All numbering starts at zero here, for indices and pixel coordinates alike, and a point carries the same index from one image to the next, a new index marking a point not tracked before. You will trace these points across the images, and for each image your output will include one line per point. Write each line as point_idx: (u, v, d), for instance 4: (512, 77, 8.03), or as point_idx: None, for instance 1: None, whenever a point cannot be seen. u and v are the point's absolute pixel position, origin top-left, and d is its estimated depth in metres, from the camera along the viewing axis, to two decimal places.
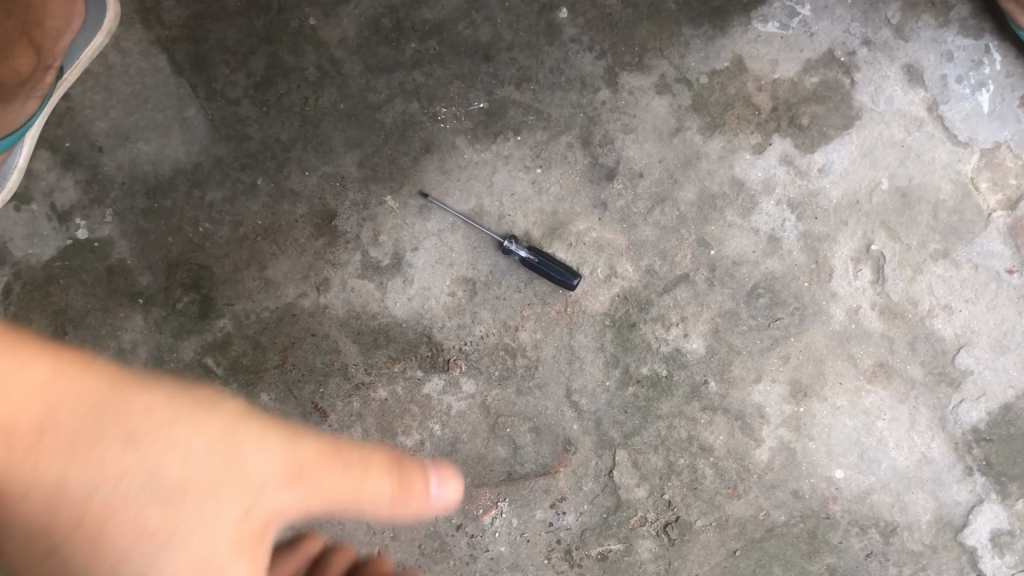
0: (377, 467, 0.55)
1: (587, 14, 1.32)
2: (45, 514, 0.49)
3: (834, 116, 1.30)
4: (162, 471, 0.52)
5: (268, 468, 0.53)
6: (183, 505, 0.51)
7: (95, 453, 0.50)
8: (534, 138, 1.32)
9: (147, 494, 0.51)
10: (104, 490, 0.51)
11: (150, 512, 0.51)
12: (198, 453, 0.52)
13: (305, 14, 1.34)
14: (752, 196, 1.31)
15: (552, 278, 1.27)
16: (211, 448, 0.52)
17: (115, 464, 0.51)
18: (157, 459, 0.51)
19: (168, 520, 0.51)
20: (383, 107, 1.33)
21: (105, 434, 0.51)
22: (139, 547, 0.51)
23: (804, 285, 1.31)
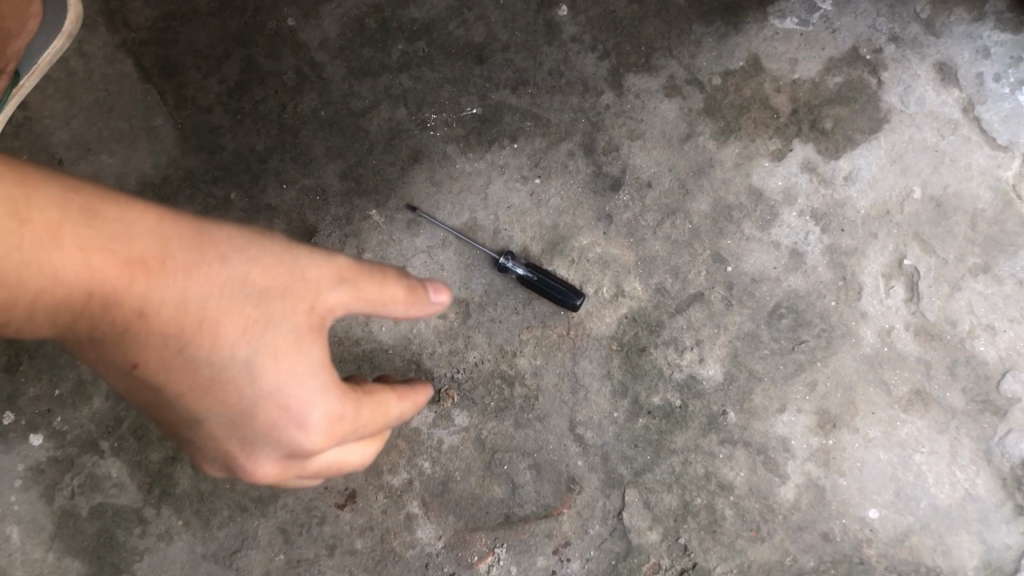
0: (394, 276, 0.77)
1: (588, 11, 1.22)
2: (171, 316, 0.69)
3: (859, 119, 1.19)
4: (249, 280, 0.72)
5: (326, 268, 0.75)
6: (273, 300, 0.72)
7: (199, 271, 0.70)
8: (532, 146, 1.21)
9: (243, 297, 0.71)
10: (210, 297, 0.70)
11: (247, 306, 0.71)
12: (264, 268, 0.73)
13: (282, 14, 1.24)
14: (772, 207, 1.19)
15: (552, 298, 1.15)
16: (283, 269, 0.74)
17: (214, 277, 0.71)
18: (246, 276, 0.72)
19: (263, 312, 0.72)
20: (367, 114, 1.22)
21: (203, 256, 0.71)
22: (251, 333, 0.71)
23: (831, 304, 1.19)
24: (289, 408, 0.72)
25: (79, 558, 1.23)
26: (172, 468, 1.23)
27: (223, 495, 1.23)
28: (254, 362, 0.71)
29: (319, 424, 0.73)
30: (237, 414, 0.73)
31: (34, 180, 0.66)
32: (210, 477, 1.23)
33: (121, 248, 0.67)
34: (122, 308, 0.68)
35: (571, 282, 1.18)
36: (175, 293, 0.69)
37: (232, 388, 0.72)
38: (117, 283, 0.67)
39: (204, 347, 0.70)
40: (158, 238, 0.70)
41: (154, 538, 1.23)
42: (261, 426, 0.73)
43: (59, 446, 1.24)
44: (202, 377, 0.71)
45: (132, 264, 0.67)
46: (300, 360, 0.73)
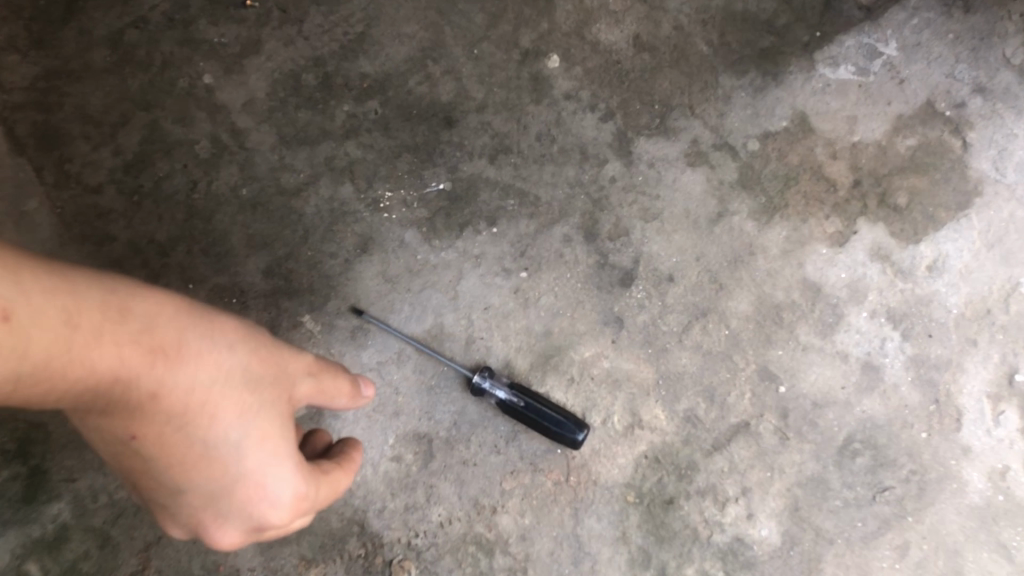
0: (335, 368, 0.63)
1: (586, 62, 0.95)
2: (177, 404, 0.51)
3: (942, 191, 0.91)
4: (251, 366, 0.55)
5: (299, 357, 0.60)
6: (272, 387, 0.55)
7: (212, 354, 0.53)
8: (516, 231, 0.93)
9: (246, 381, 0.54)
10: (219, 381, 0.52)
11: (250, 390, 0.54)
12: (260, 351, 0.56)
13: (198, 70, 0.97)
14: (834, 307, 0.90)
15: (543, 430, 0.85)
16: (273, 357, 0.57)
17: (218, 359, 0.53)
18: (250, 362, 0.55)
19: (261, 396, 0.54)
20: (302, 193, 0.94)
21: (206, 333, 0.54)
22: (248, 415, 0.53)
23: (921, 436, 0.88)
24: (269, 495, 0.53)
25: None
26: None
27: None
28: (247, 445, 0.53)
29: (292, 505, 0.54)
30: (211, 500, 0.53)
31: (65, 270, 0.50)
32: None
33: (142, 332, 0.50)
34: (129, 401, 0.50)
35: (571, 411, 0.87)
36: (187, 379, 0.51)
37: (219, 472, 0.53)
38: (137, 375, 0.50)
39: (198, 431, 0.52)
40: (173, 320, 0.53)
41: None
42: (235, 514, 0.54)
43: None
44: (186, 461, 0.52)
45: (154, 349, 0.50)
46: (285, 443, 0.54)
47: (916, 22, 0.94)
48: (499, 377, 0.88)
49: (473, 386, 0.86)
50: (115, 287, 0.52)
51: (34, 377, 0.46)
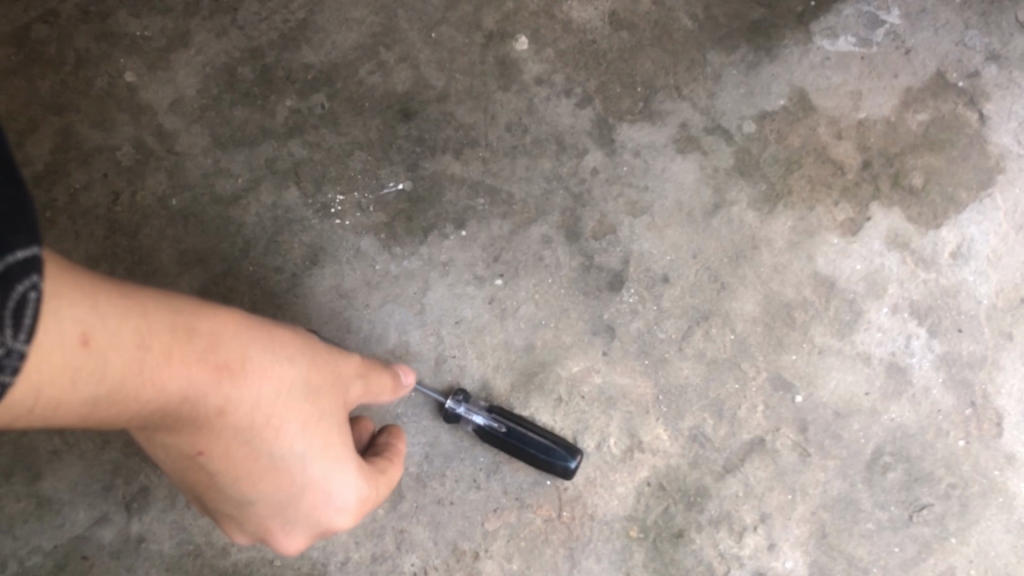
0: (373, 363, 0.64)
1: (557, 43, 0.85)
2: (244, 421, 0.50)
3: (961, 170, 0.82)
4: (311, 378, 0.54)
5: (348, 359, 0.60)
6: (328, 393, 0.55)
7: (273, 367, 0.52)
8: (488, 233, 0.81)
9: (307, 394, 0.53)
10: (284, 395, 0.52)
11: (312, 403, 0.54)
12: (310, 357, 0.55)
13: (117, 67, 0.85)
14: (851, 303, 0.80)
15: (529, 460, 0.73)
16: (329, 364, 0.57)
17: (278, 371, 0.52)
18: (308, 373, 0.54)
19: (324, 408, 0.55)
20: (240, 200, 0.82)
21: (264, 345, 0.52)
22: (312, 427, 0.53)
23: (958, 445, 0.77)
24: (334, 502, 0.55)
25: None
26: None
27: None
28: (311, 457, 0.54)
29: (355, 507, 0.57)
30: (277, 507, 0.55)
31: (131, 288, 0.46)
32: None
33: (209, 350, 0.48)
34: (197, 419, 0.49)
35: (559, 434, 0.75)
36: (255, 396, 0.50)
37: (285, 484, 0.54)
38: (205, 394, 0.48)
39: (264, 445, 0.52)
40: (233, 334, 0.51)
41: None
42: (300, 520, 0.56)
43: None
44: (252, 473, 0.53)
45: (221, 368, 0.48)
46: (345, 452, 0.56)
47: None
48: (474, 399, 0.76)
49: (444, 414, 0.74)
50: (175, 298, 0.49)
51: (109, 401, 0.43)
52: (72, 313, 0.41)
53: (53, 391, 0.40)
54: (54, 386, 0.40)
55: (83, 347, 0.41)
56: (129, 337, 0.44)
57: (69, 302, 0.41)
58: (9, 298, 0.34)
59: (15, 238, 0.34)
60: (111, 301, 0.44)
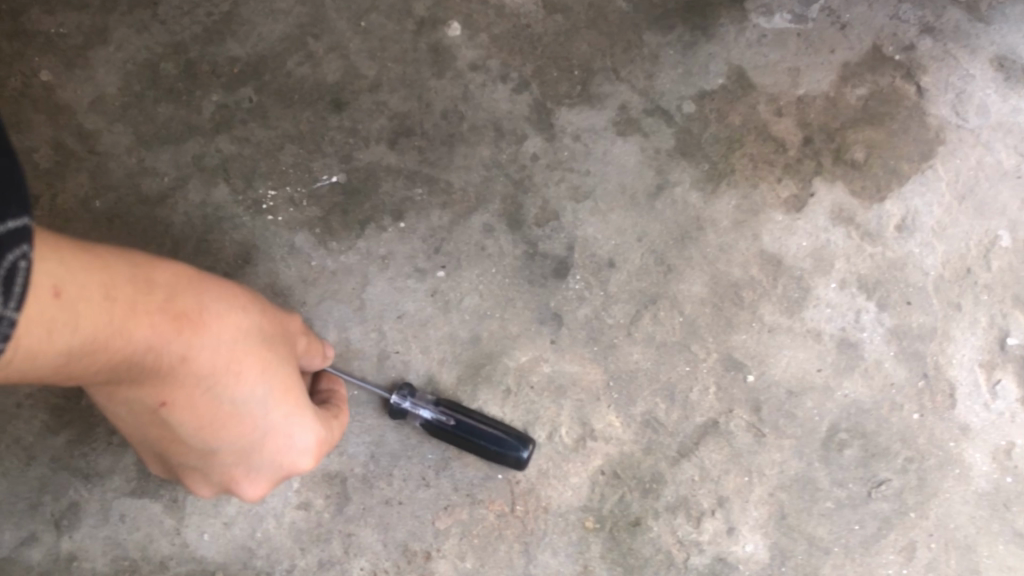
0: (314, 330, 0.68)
1: (491, 28, 0.83)
2: (207, 369, 0.52)
3: (903, 143, 0.81)
4: (264, 325, 0.57)
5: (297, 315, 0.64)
6: (282, 341, 0.58)
7: (228, 316, 0.54)
8: (427, 224, 0.79)
9: (261, 342, 0.56)
10: (240, 340, 0.54)
11: (268, 349, 0.56)
12: (261, 307, 0.58)
13: (32, 66, 0.82)
14: (799, 280, 0.78)
15: (481, 452, 0.70)
16: (278, 316, 0.60)
17: (233, 318, 0.54)
18: (259, 322, 0.57)
19: (280, 355, 0.57)
20: (166, 200, 0.79)
21: (217, 296, 0.55)
22: (271, 374, 0.56)
23: (913, 418, 0.76)
24: (297, 446, 0.58)
25: None
26: None
27: None
28: (272, 402, 0.56)
29: (315, 450, 0.59)
30: (243, 457, 0.57)
31: (90, 245, 0.49)
32: None
33: (167, 301, 0.51)
34: (162, 368, 0.51)
35: (513, 425, 0.73)
36: (213, 342, 0.52)
37: (250, 432, 0.56)
38: (167, 341, 0.50)
39: (225, 392, 0.54)
40: (186, 287, 0.53)
41: None
42: (266, 466, 0.58)
43: None
44: (216, 423, 0.55)
45: (180, 317, 0.51)
46: (304, 397, 0.58)
47: None
48: (422, 393, 0.73)
49: (391, 410, 0.72)
50: (130, 255, 0.51)
51: (81, 350, 0.46)
52: (41, 266, 0.43)
53: (29, 339, 0.42)
54: (33, 335, 0.42)
55: (55, 297, 0.43)
56: (92, 287, 0.46)
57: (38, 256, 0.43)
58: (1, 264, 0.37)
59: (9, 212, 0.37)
60: (74, 255, 0.46)
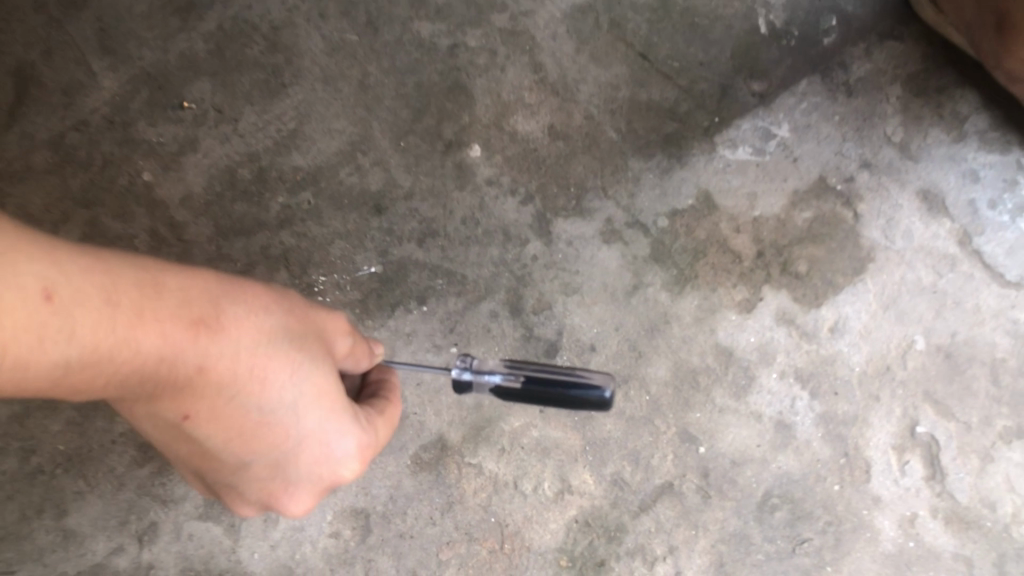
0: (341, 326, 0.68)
1: (505, 150, 1.02)
2: (225, 373, 0.58)
3: (839, 259, 0.98)
4: (288, 328, 0.62)
5: (336, 316, 0.68)
6: (310, 342, 0.62)
7: (245, 320, 0.59)
8: (445, 309, 0.97)
9: (284, 341, 0.60)
10: (261, 345, 0.59)
11: (290, 348, 0.61)
12: (281, 311, 0.62)
13: (137, 168, 1.02)
14: (746, 369, 0.96)
15: (561, 399, 0.67)
16: (308, 318, 0.64)
17: (247, 322, 0.59)
18: (283, 323, 0.62)
19: (308, 355, 0.61)
20: (238, 281, 0.98)
21: (234, 302, 0.60)
22: (299, 379, 0.60)
23: (834, 488, 0.93)
24: (331, 449, 0.63)
25: None
26: None
27: None
28: (300, 405, 0.61)
29: (352, 452, 0.64)
30: (281, 464, 0.63)
31: (102, 255, 0.55)
32: None
33: (181, 309, 0.56)
34: (182, 377, 0.57)
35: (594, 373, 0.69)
36: (230, 349, 0.58)
37: (280, 436, 0.61)
38: (182, 348, 0.56)
39: (251, 398, 0.59)
40: (207, 294, 0.59)
41: None
42: (305, 470, 0.63)
43: None
44: (249, 429, 0.60)
45: (192, 323, 0.57)
46: (337, 403, 0.63)
47: (805, 106, 1.02)
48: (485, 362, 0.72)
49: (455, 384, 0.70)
50: (148, 266, 0.58)
51: (87, 360, 0.52)
52: (30, 273, 0.50)
53: (21, 347, 0.49)
54: (27, 342, 0.49)
55: (48, 302, 0.50)
56: (95, 297, 0.53)
57: (26, 265, 0.50)
58: None
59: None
60: (76, 267, 0.53)
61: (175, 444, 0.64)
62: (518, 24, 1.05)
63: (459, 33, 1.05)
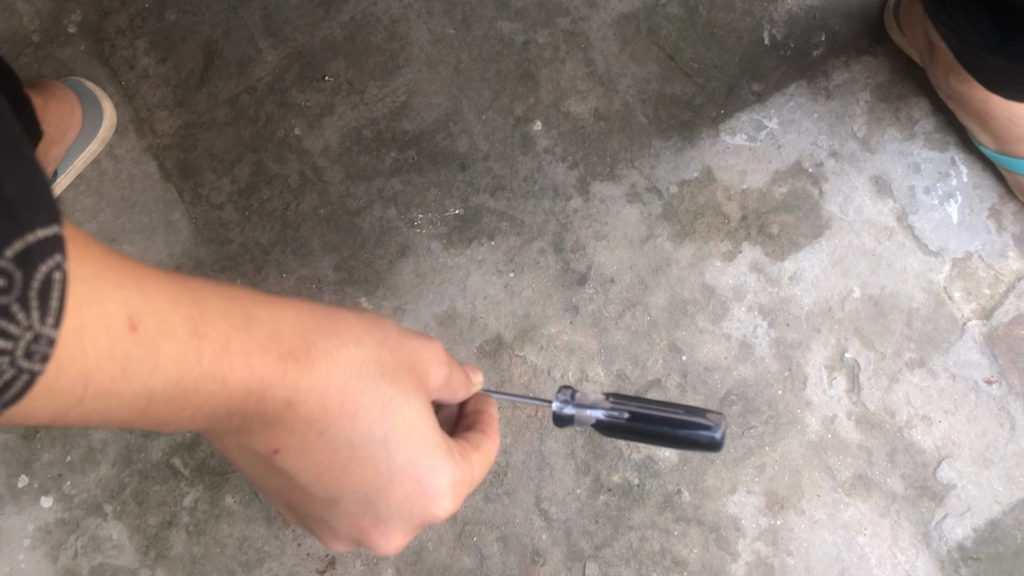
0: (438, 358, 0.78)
1: (560, 126, 1.37)
2: (319, 405, 0.67)
3: (803, 225, 1.32)
4: (381, 362, 0.71)
5: (435, 348, 0.78)
6: (402, 375, 0.72)
7: (337, 354, 0.68)
8: (507, 244, 1.34)
9: (378, 374, 0.70)
10: (353, 380, 0.68)
11: (383, 380, 0.70)
12: (368, 344, 0.71)
13: (290, 124, 1.40)
14: (723, 303, 1.31)
15: (670, 438, 0.75)
16: (399, 349, 0.74)
17: (341, 358, 0.68)
18: (377, 357, 0.71)
19: (401, 388, 0.71)
20: (361, 213, 1.37)
21: (322, 338, 0.68)
22: (391, 418, 0.70)
23: (778, 392, 1.28)
24: (422, 482, 0.72)
25: None
26: (168, 531, 1.33)
27: (213, 559, 1.32)
28: (394, 440, 0.70)
29: (448, 488, 0.74)
30: (372, 495, 0.73)
31: (192, 287, 0.63)
32: (201, 541, 1.32)
33: (273, 344, 0.65)
34: (277, 405, 0.66)
35: (699, 408, 0.78)
36: (323, 382, 0.67)
37: (370, 469, 0.71)
38: (275, 381, 0.64)
39: (344, 429, 0.69)
40: (299, 328, 0.67)
41: None
42: (399, 501, 0.73)
43: (66, 509, 1.33)
44: (343, 460, 0.70)
45: (284, 356, 0.65)
46: (429, 439, 0.72)
47: (792, 104, 1.34)
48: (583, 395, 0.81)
49: (556, 416, 0.79)
50: (238, 300, 0.65)
51: (171, 386, 0.59)
52: (116, 302, 0.55)
53: (108, 377, 0.56)
54: (110, 372, 0.56)
55: (131, 329, 0.56)
56: (184, 330, 0.59)
57: (116, 295, 0.56)
58: (34, 277, 0.47)
59: (35, 222, 0.47)
60: (156, 294, 0.59)
61: (269, 468, 0.74)
62: (577, 27, 1.40)
63: (532, 32, 1.40)
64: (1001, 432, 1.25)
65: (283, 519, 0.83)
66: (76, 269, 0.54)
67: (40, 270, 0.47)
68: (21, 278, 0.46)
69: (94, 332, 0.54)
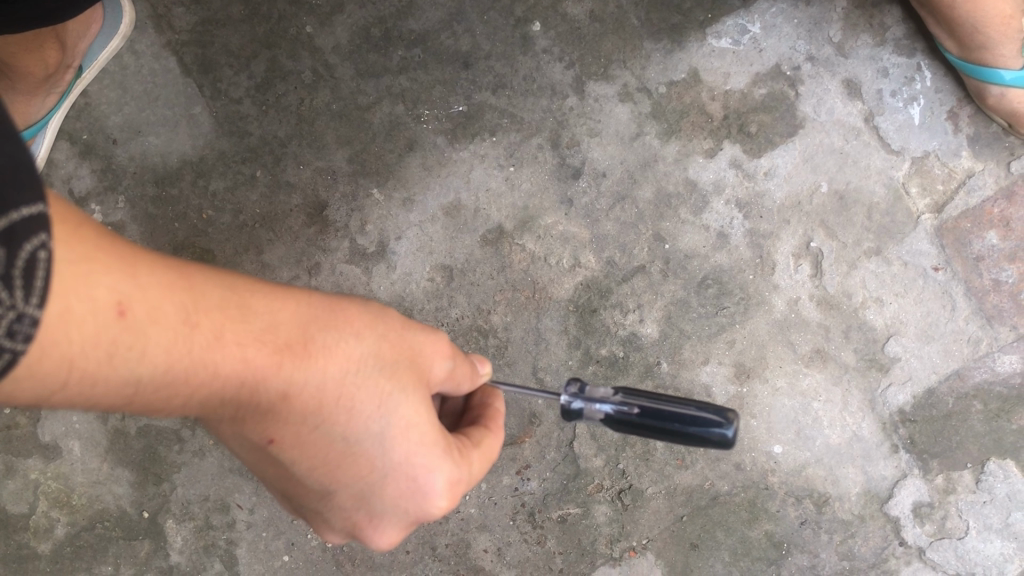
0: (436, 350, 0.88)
1: (558, 27, 1.46)
2: (314, 394, 0.76)
3: (779, 125, 1.44)
4: (378, 357, 0.80)
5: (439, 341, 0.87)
6: (402, 371, 0.81)
7: (334, 349, 0.77)
8: (508, 140, 1.45)
9: (375, 370, 0.79)
10: (349, 376, 0.77)
11: (380, 377, 0.79)
12: (366, 339, 0.80)
13: (302, 22, 1.48)
14: (704, 197, 1.44)
15: (680, 432, 0.88)
16: (402, 342, 0.83)
17: (338, 355, 0.77)
18: (375, 352, 0.80)
19: (397, 383, 0.80)
20: (371, 109, 1.47)
21: (320, 333, 0.77)
22: (386, 415, 0.79)
23: (749, 277, 1.43)
24: (416, 475, 0.81)
25: (129, 468, 1.49)
26: None
27: None
28: (390, 434, 0.79)
29: (443, 485, 0.82)
30: (366, 485, 0.82)
31: (193, 278, 0.70)
32: None
33: (270, 338, 0.73)
34: (274, 394, 0.74)
35: (705, 402, 0.90)
36: (318, 376, 0.75)
37: (363, 460, 0.80)
38: (268, 371, 0.72)
39: (344, 422, 0.78)
40: (298, 322, 0.76)
41: (190, 453, 1.48)
42: (392, 491, 0.82)
43: None
44: (339, 451, 0.79)
45: (280, 348, 0.73)
46: (425, 436, 0.81)
47: (774, 11, 1.45)
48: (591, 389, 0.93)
49: (566, 411, 0.91)
50: (238, 292, 0.73)
51: (163, 372, 0.66)
52: (109, 291, 0.62)
53: (95, 365, 0.62)
54: (99, 359, 0.62)
55: (123, 320, 0.63)
56: (178, 320, 0.66)
57: (106, 282, 0.62)
58: (17, 256, 0.51)
59: (22, 200, 0.52)
60: (155, 286, 0.66)
61: (268, 458, 0.82)
62: None
63: None
64: (944, 312, 1.41)
65: (280, 504, 0.92)
66: (65, 252, 0.59)
67: (25, 250, 0.52)
68: (10, 256, 0.51)
69: (82, 315, 0.59)
